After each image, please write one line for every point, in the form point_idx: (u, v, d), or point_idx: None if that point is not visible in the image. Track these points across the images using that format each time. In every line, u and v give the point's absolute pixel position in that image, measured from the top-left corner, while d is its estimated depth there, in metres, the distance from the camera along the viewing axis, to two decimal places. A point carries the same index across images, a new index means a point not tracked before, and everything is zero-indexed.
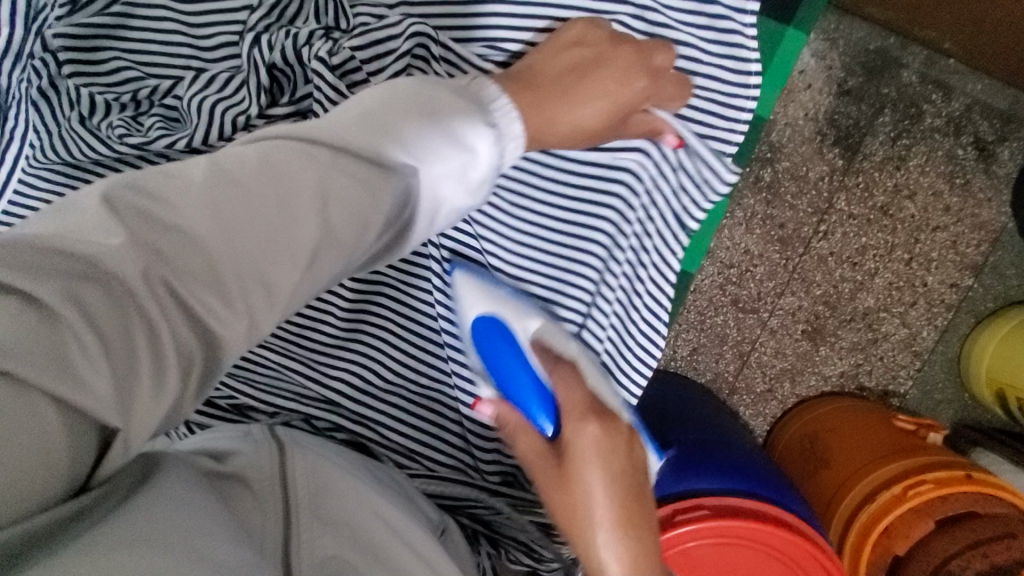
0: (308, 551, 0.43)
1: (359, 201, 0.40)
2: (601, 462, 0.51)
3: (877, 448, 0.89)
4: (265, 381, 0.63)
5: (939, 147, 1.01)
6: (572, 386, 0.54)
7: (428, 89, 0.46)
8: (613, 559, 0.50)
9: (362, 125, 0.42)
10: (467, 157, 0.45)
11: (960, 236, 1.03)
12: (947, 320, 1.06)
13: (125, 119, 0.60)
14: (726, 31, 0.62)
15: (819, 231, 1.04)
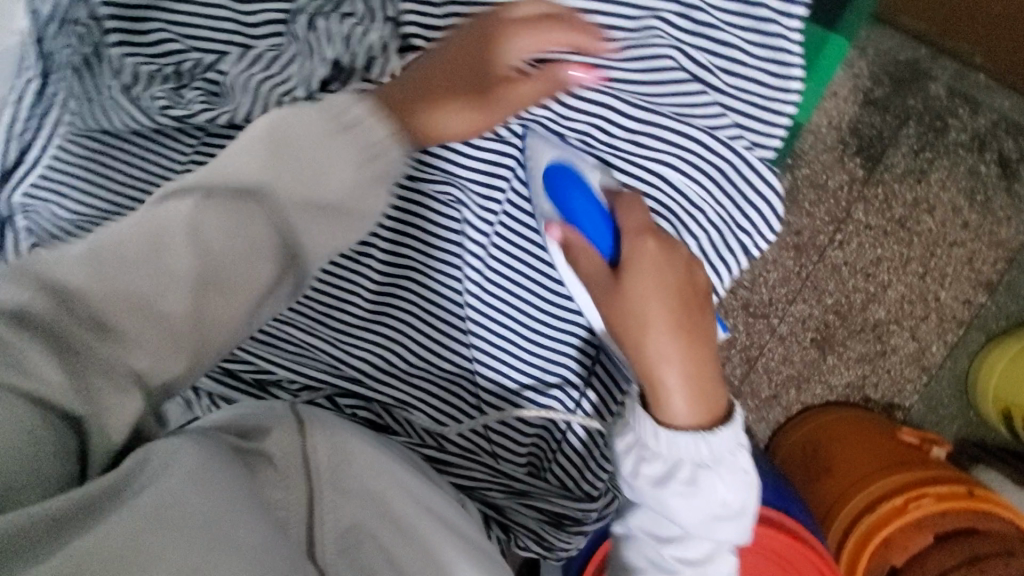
0: (330, 526, 0.46)
1: (238, 232, 0.44)
2: (661, 270, 0.50)
3: (880, 457, 0.89)
4: (290, 354, 0.64)
5: (962, 162, 1.00)
6: (636, 207, 0.52)
7: (285, 117, 0.45)
8: (668, 359, 0.50)
9: (223, 172, 0.44)
10: (312, 185, 0.44)
11: (976, 252, 1.02)
12: (957, 337, 1.05)
13: (167, 91, 0.59)
14: (771, 37, 0.52)
15: (835, 239, 1.04)
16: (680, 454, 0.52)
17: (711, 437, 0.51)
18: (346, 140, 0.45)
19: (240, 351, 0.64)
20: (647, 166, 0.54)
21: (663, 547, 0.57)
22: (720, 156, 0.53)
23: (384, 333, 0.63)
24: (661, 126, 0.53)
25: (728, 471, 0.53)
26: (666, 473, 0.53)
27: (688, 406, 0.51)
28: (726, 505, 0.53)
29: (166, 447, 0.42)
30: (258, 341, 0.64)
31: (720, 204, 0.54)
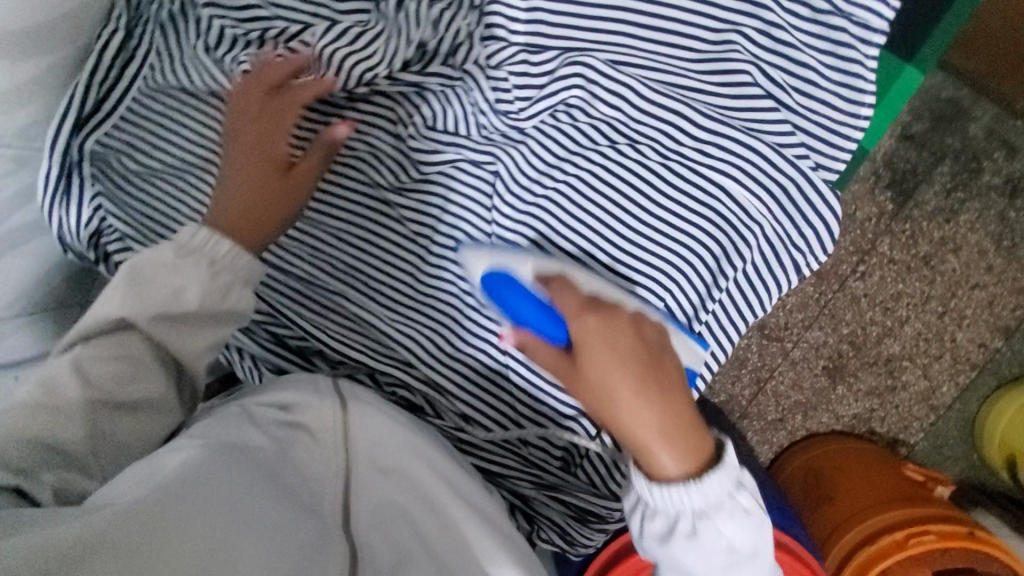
0: (365, 498, 0.49)
1: (131, 367, 0.53)
2: (603, 340, 0.48)
3: (884, 490, 0.90)
4: (328, 322, 0.61)
5: (992, 206, 1.00)
6: (564, 288, 0.50)
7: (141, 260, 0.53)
8: (638, 423, 0.47)
9: (104, 317, 0.53)
10: (170, 299, 0.52)
11: (997, 297, 1.02)
12: (969, 379, 1.06)
13: (250, 57, 0.58)
14: (847, 60, 0.51)
15: (857, 270, 1.04)
16: (680, 505, 0.47)
17: (704, 484, 0.46)
18: (196, 267, 0.52)
19: (285, 315, 0.62)
20: (710, 176, 0.53)
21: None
22: (784, 170, 0.52)
23: (428, 313, 0.59)
24: (727, 137, 0.52)
25: (735, 513, 0.47)
26: (669, 528, 0.48)
27: (673, 458, 0.47)
28: (739, 547, 0.48)
29: (197, 445, 0.47)
30: (299, 308, 0.62)
31: (777, 220, 0.53)
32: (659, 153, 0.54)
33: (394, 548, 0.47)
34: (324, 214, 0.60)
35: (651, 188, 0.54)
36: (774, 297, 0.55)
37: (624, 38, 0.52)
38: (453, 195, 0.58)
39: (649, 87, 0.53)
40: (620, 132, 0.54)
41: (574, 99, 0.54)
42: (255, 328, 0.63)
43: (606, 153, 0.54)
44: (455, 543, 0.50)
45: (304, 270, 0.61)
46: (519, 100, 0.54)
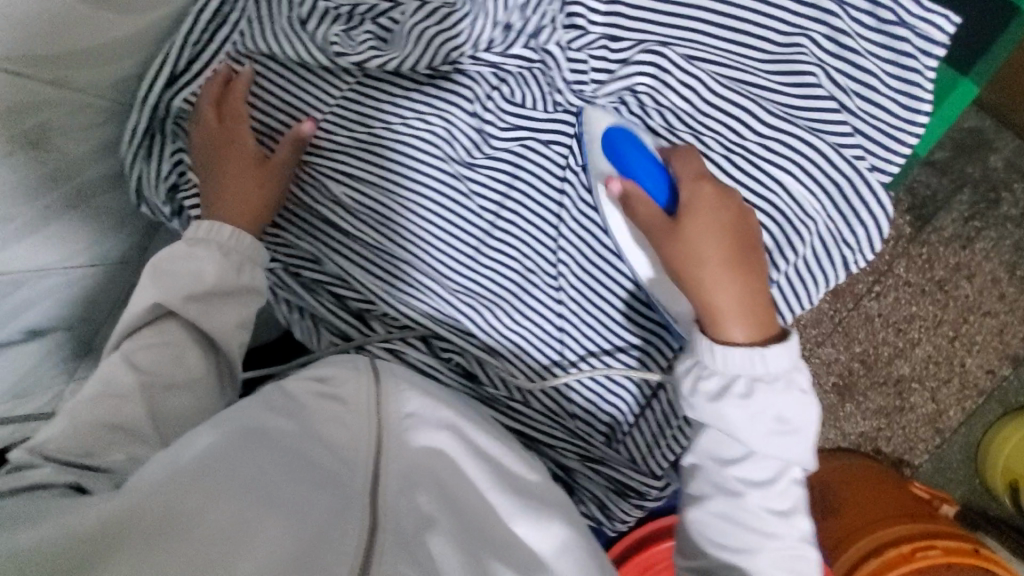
0: (395, 457, 0.47)
1: (173, 355, 0.53)
2: (711, 210, 0.48)
3: (891, 506, 0.91)
4: (370, 284, 0.59)
5: (1008, 237, 1.03)
6: (684, 156, 0.50)
7: (164, 257, 0.55)
8: (719, 288, 0.48)
9: (136, 313, 0.53)
10: (192, 282, 0.53)
11: (1008, 325, 1.04)
12: (975, 404, 1.07)
13: (340, 32, 0.55)
14: (907, 70, 0.49)
15: (873, 290, 1.06)
16: (736, 370, 0.48)
17: (769, 354, 0.48)
18: (211, 251, 0.55)
19: (342, 277, 0.60)
20: (771, 170, 0.50)
21: (723, 470, 0.51)
22: (844, 171, 0.50)
23: (484, 283, 0.58)
24: (793, 136, 0.50)
25: (788, 386, 0.48)
26: (724, 388, 0.48)
27: (742, 330, 0.48)
28: (788, 419, 0.49)
29: (222, 429, 0.45)
30: (345, 272, 0.60)
31: (833, 221, 0.51)
32: (723, 145, 0.51)
33: (425, 506, 0.45)
34: (375, 181, 0.57)
35: (709, 179, 0.51)
36: (822, 291, 0.52)
37: (690, 33, 0.51)
38: (525, 166, 0.55)
39: (716, 81, 0.51)
40: (680, 122, 0.52)
41: (642, 84, 0.52)
42: (317, 290, 0.62)
43: (664, 140, 0.52)
44: (486, 515, 0.48)
45: (346, 235, 0.59)
46: (592, 82, 0.53)
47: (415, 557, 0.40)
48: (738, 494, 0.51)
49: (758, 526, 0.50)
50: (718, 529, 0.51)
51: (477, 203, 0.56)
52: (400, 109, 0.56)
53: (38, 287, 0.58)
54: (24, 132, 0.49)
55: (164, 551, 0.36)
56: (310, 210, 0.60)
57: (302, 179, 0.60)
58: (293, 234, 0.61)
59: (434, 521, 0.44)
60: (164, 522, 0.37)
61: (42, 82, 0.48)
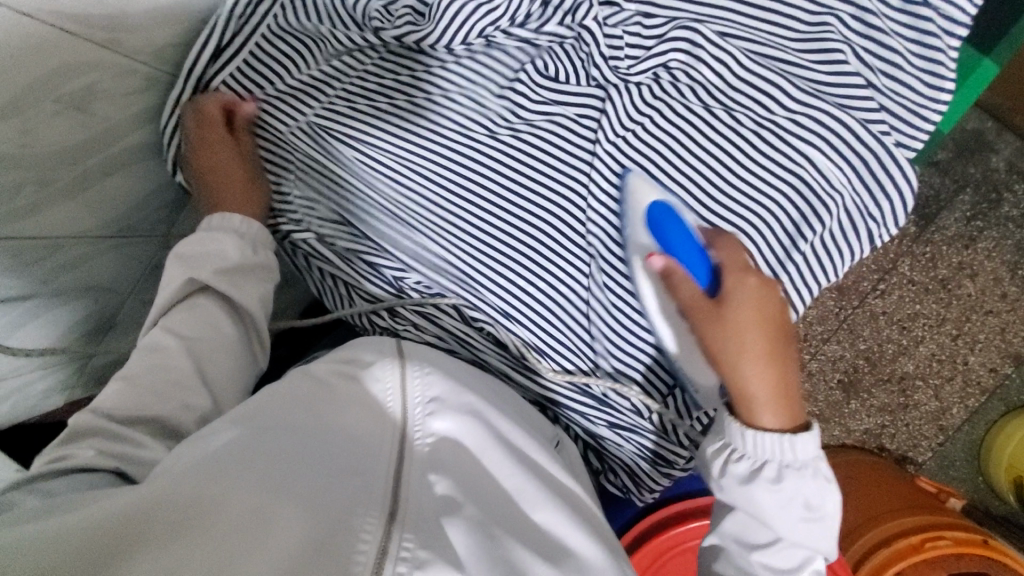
0: (419, 452, 0.45)
1: (210, 328, 0.54)
2: (760, 306, 0.49)
3: (899, 500, 0.92)
4: (407, 253, 0.61)
5: (1009, 236, 1.00)
6: (736, 249, 0.50)
7: (190, 239, 0.56)
8: (757, 378, 0.49)
9: (165, 289, 0.54)
10: (218, 258, 0.55)
11: (1010, 324, 1.02)
12: (978, 403, 1.05)
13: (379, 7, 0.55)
14: (931, 49, 0.51)
15: (877, 288, 1.04)
16: (768, 455, 0.49)
17: (798, 441, 0.49)
18: (234, 234, 0.56)
19: (375, 247, 0.61)
20: (798, 144, 0.52)
21: (749, 553, 0.52)
22: (870, 146, 0.52)
23: (516, 254, 0.57)
24: (820, 111, 0.52)
25: (816, 474, 0.50)
26: (755, 471, 0.50)
27: (772, 419, 0.49)
28: (815, 506, 0.50)
29: (235, 422, 0.43)
30: (379, 239, 0.61)
31: (856, 194, 0.53)
32: (753, 121, 0.52)
33: (445, 490, 0.43)
34: (411, 151, 0.58)
35: (741, 151, 0.52)
36: (848, 263, 0.54)
37: (720, 11, 0.53)
38: (559, 138, 0.56)
39: (745, 56, 0.52)
40: (710, 96, 0.53)
41: (677, 60, 0.54)
42: (348, 260, 0.62)
43: (696, 113, 0.53)
44: (508, 504, 0.46)
45: (382, 207, 0.60)
46: (628, 58, 0.54)
47: (439, 541, 0.39)
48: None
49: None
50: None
51: (511, 175, 0.56)
52: (436, 85, 0.57)
53: (68, 253, 0.58)
54: (69, 94, 0.49)
55: (185, 523, 0.34)
56: (343, 182, 0.61)
57: (332, 146, 0.59)
58: (328, 204, 0.62)
59: (458, 507, 0.43)
60: (183, 492, 0.35)
61: (91, 42, 0.48)
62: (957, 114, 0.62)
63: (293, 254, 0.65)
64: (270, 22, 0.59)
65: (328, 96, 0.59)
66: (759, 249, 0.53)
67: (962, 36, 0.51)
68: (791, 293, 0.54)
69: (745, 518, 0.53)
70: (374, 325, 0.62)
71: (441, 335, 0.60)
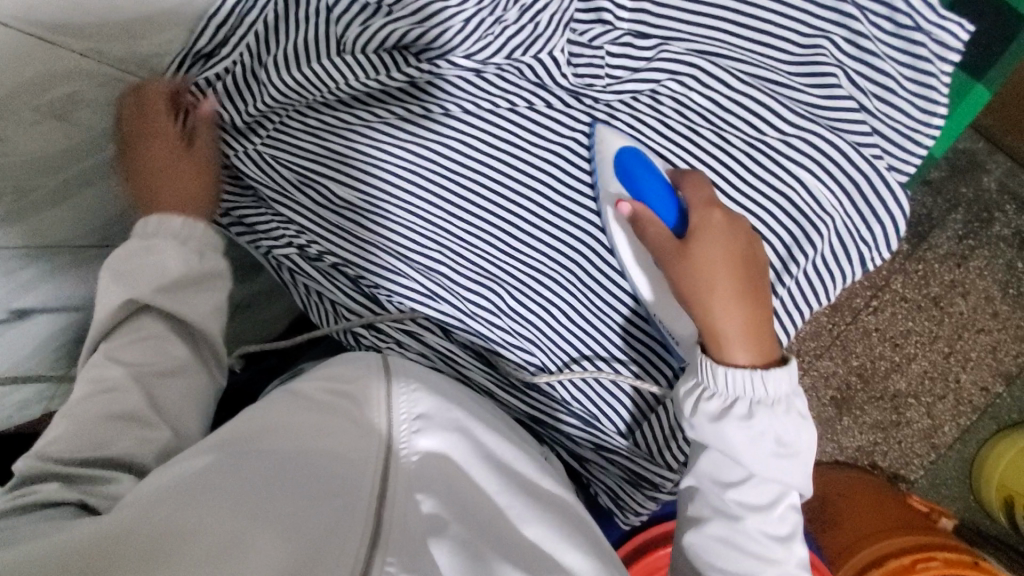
0: (405, 468, 0.45)
1: (166, 348, 0.53)
2: (723, 240, 0.48)
3: (888, 519, 0.92)
4: (391, 267, 0.59)
5: (1000, 255, 1.01)
6: (701, 187, 0.50)
7: (121, 253, 0.54)
8: (725, 312, 0.48)
9: (105, 306, 0.53)
10: (158, 272, 0.53)
11: (1001, 343, 1.02)
12: (969, 421, 1.04)
13: (364, 23, 0.54)
14: (925, 73, 0.51)
15: (869, 305, 1.04)
16: (738, 391, 0.48)
17: (770, 377, 0.48)
18: (171, 241, 0.54)
19: (358, 261, 0.59)
20: (789, 166, 0.52)
21: (723, 492, 0.51)
22: (859, 167, 0.52)
23: (502, 271, 0.57)
24: (815, 134, 0.52)
25: (788, 410, 0.49)
26: (726, 408, 0.48)
27: (745, 354, 0.48)
28: (785, 441, 0.49)
29: (215, 449, 0.42)
30: (364, 259, 0.59)
31: (846, 214, 0.53)
32: (745, 142, 0.52)
33: (432, 507, 0.43)
34: (398, 167, 0.56)
35: (733, 172, 0.52)
36: (841, 286, 0.55)
37: (714, 32, 0.52)
38: (547, 156, 0.54)
39: (737, 77, 0.52)
40: (700, 115, 0.53)
41: (666, 86, 0.53)
42: (334, 275, 0.61)
43: (686, 133, 0.53)
44: (497, 517, 0.45)
45: (365, 228, 0.58)
46: (608, 76, 0.53)
47: (420, 559, 0.38)
48: (736, 519, 0.50)
49: (754, 551, 0.50)
50: (713, 546, 0.50)
51: (501, 199, 0.55)
52: (420, 104, 0.55)
53: (48, 266, 0.58)
54: (51, 102, 0.48)
55: (147, 541, 0.33)
56: (325, 200, 0.59)
57: (314, 165, 0.58)
58: (308, 214, 0.60)
59: (445, 526, 0.42)
60: (149, 508, 0.36)
61: (70, 51, 0.47)
62: (948, 141, 0.62)
63: (277, 269, 0.63)
64: (252, 40, 0.57)
65: (319, 112, 0.57)
66: None
67: (955, 61, 0.52)
68: (782, 315, 0.54)
69: (718, 456, 0.51)
70: (360, 342, 0.62)
71: (426, 353, 0.59)
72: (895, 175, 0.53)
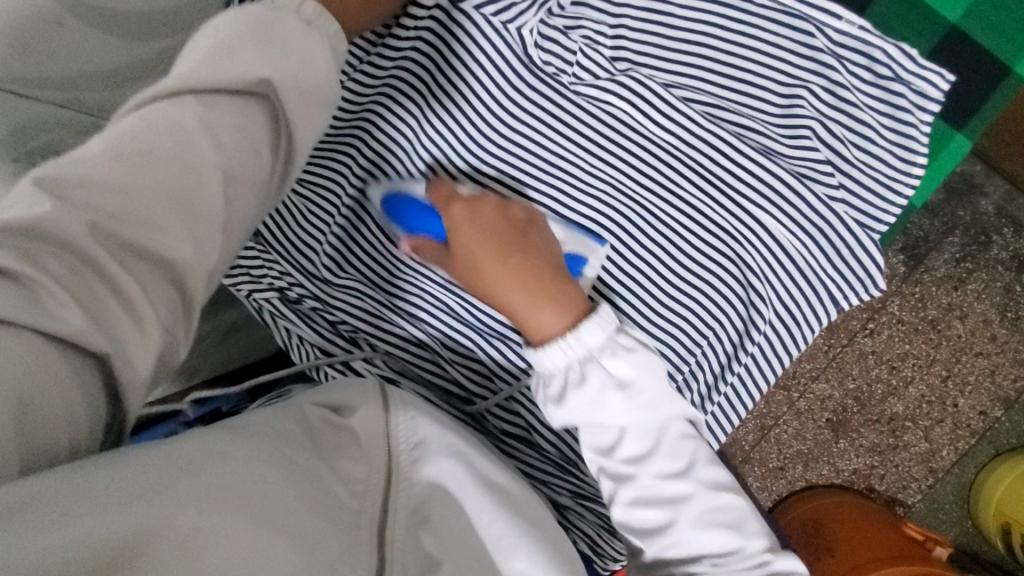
0: (406, 491, 0.44)
1: (246, 130, 0.39)
2: (473, 229, 0.53)
3: (886, 547, 0.92)
4: (378, 308, 0.62)
5: (998, 279, 0.99)
6: (441, 188, 0.55)
7: (278, 23, 0.40)
8: (507, 290, 0.52)
9: (237, 41, 0.38)
10: (304, 83, 0.40)
11: (1000, 367, 1.01)
12: (967, 445, 1.03)
13: (354, 71, 0.56)
14: (903, 123, 0.51)
15: (866, 327, 1.03)
16: (564, 359, 0.50)
17: (580, 331, 0.50)
18: (320, 38, 0.41)
19: (340, 306, 0.62)
20: (759, 214, 0.53)
21: (610, 458, 0.51)
22: (825, 215, 0.53)
23: (476, 320, 0.59)
24: (784, 179, 0.52)
25: (617, 350, 0.50)
26: (563, 380, 0.50)
27: (546, 318, 0.51)
28: (627, 383, 0.50)
29: (223, 441, 0.38)
30: (346, 302, 0.62)
31: (815, 261, 0.54)
32: (722, 187, 0.53)
33: (432, 546, 0.41)
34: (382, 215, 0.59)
35: (707, 220, 0.54)
36: (814, 330, 0.57)
37: (692, 78, 0.53)
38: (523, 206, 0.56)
39: (714, 123, 0.53)
40: (679, 159, 0.53)
41: (643, 130, 0.53)
42: (315, 318, 0.63)
43: (661, 181, 0.54)
44: (481, 556, 0.43)
45: (348, 272, 0.62)
46: (585, 121, 0.54)
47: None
48: (633, 476, 0.50)
49: (661, 497, 0.50)
50: (630, 512, 0.50)
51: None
52: (400, 153, 0.58)
53: None
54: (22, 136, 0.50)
55: (177, 523, 0.31)
56: (314, 249, 0.62)
57: (308, 216, 0.62)
58: (299, 264, 0.64)
59: (439, 566, 0.40)
60: (187, 481, 0.33)
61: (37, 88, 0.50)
62: (932, 183, 0.63)
63: (257, 312, 0.65)
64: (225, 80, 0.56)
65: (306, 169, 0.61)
66: (728, 319, 0.56)
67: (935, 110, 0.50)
68: (758, 364, 0.58)
69: (588, 428, 0.51)
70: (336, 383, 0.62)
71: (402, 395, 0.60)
72: (872, 235, 0.54)
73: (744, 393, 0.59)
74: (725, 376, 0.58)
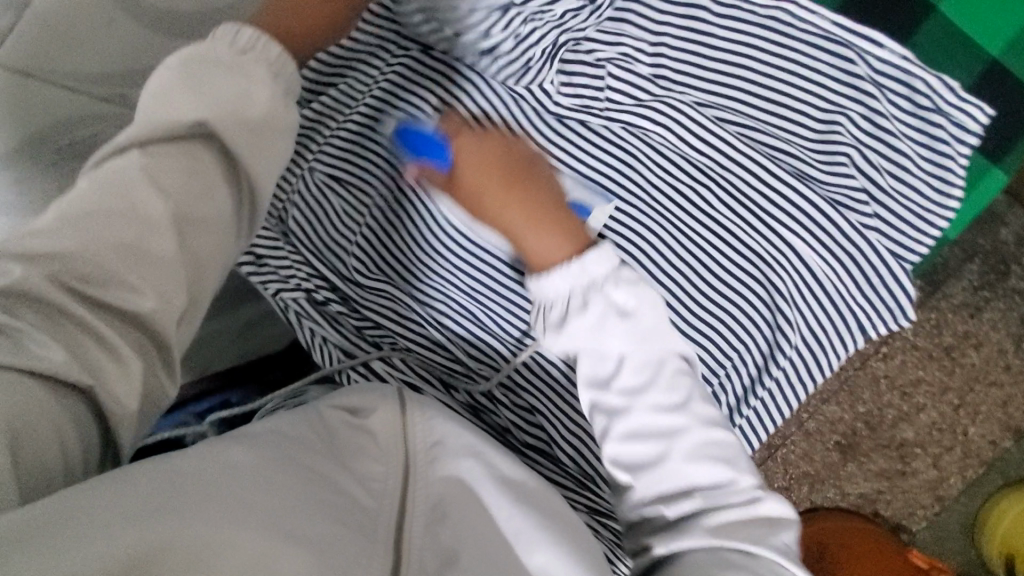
0: (425, 484, 0.43)
1: (194, 173, 0.42)
2: (481, 162, 0.51)
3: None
4: (406, 311, 0.62)
5: (1016, 309, 0.99)
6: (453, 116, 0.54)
7: (211, 65, 0.43)
8: (514, 223, 0.51)
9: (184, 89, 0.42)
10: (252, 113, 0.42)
11: (1013, 398, 1.00)
12: (976, 475, 1.02)
13: (394, 82, 0.57)
14: (940, 155, 0.52)
15: (880, 351, 1.02)
16: (573, 285, 0.49)
17: (589, 261, 0.49)
18: (260, 62, 0.44)
19: (368, 309, 0.63)
20: (790, 236, 0.53)
21: (605, 389, 0.49)
22: (856, 242, 0.53)
23: (501, 330, 0.59)
24: (815, 203, 0.52)
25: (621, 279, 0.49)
26: (563, 309, 0.50)
27: (555, 244, 0.50)
28: (630, 311, 0.49)
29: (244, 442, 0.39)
30: (373, 304, 0.62)
31: (844, 288, 0.54)
32: (754, 208, 0.53)
33: (449, 538, 0.40)
34: (414, 219, 0.60)
35: (739, 239, 0.54)
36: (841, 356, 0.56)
37: (729, 100, 0.53)
38: None
39: (747, 145, 0.53)
40: (709, 179, 0.54)
41: (677, 151, 0.54)
42: (340, 321, 0.63)
43: (691, 198, 0.54)
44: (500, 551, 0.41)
45: (377, 275, 0.62)
46: (620, 138, 0.55)
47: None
48: (628, 408, 0.48)
49: (655, 429, 0.48)
50: (622, 449, 0.48)
51: (503, 257, 0.58)
52: None
53: None
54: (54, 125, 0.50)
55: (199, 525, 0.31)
56: (344, 250, 0.63)
57: (340, 217, 0.62)
58: (327, 265, 0.64)
59: (456, 559, 0.38)
60: (205, 486, 0.34)
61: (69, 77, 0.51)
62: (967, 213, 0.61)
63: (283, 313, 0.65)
64: None
65: (339, 172, 0.61)
66: (756, 338, 0.56)
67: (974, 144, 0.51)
68: (781, 389, 0.58)
69: (586, 359, 0.50)
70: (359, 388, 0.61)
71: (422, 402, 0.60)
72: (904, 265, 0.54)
73: (767, 416, 0.59)
74: (749, 398, 0.58)
